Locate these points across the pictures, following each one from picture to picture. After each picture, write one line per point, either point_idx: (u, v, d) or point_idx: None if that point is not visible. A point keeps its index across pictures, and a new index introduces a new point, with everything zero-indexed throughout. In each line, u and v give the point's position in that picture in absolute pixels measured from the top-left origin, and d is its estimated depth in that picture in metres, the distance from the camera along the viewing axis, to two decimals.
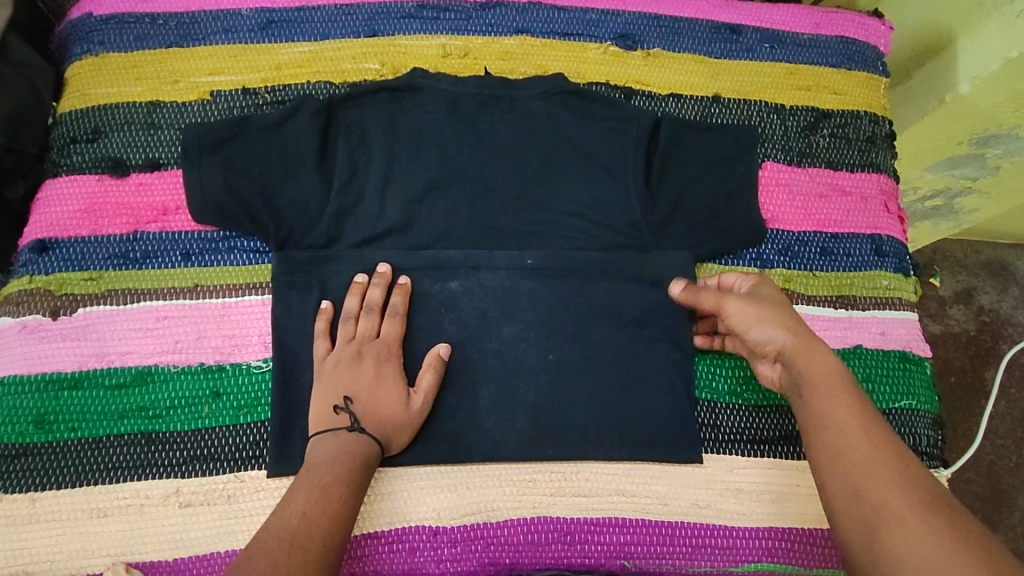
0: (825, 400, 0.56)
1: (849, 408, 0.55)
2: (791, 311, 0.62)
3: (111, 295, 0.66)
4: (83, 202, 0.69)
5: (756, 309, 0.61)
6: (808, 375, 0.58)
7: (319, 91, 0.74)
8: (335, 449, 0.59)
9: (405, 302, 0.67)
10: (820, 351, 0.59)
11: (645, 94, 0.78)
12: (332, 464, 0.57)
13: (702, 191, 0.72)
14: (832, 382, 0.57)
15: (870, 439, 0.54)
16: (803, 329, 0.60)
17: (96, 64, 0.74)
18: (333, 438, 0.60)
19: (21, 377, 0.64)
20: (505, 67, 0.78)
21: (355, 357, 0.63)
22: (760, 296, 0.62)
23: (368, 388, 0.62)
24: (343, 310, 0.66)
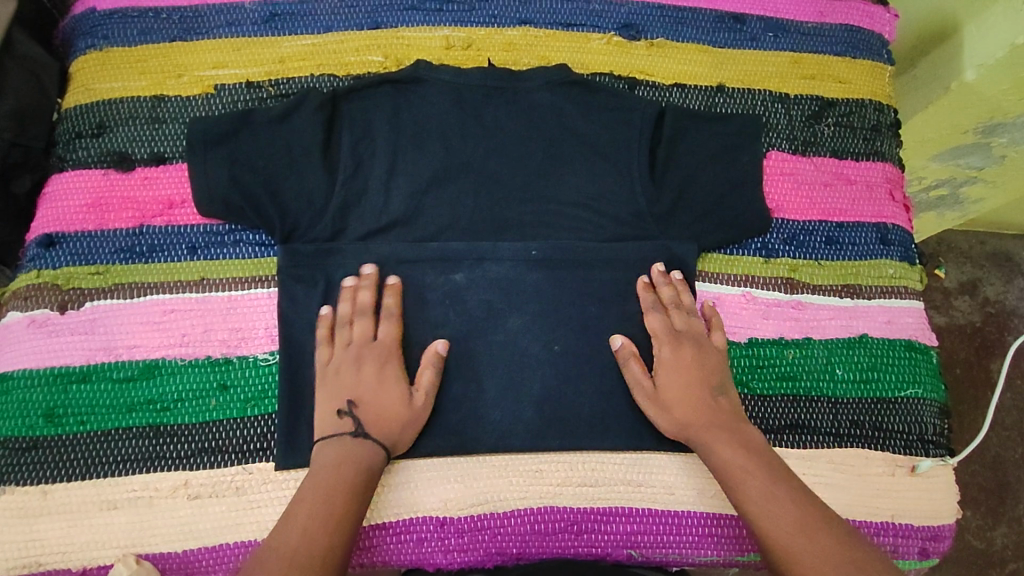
0: (745, 479, 0.60)
1: (769, 485, 0.59)
2: (706, 382, 0.65)
3: (117, 290, 0.67)
4: (88, 197, 0.69)
5: (670, 394, 0.65)
6: (721, 461, 0.61)
7: (322, 84, 0.74)
8: (336, 459, 0.59)
9: (397, 302, 0.66)
10: (731, 426, 0.63)
11: (648, 84, 0.78)
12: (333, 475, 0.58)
13: (706, 181, 0.72)
14: (744, 463, 0.60)
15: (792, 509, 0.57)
16: (717, 405, 0.64)
17: (101, 59, 0.74)
18: (337, 444, 0.60)
19: (30, 370, 0.64)
20: (508, 58, 0.78)
21: (352, 362, 0.64)
22: (678, 372, 0.65)
23: (367, 392, 0.63)
24: (338, 316, 0.66)
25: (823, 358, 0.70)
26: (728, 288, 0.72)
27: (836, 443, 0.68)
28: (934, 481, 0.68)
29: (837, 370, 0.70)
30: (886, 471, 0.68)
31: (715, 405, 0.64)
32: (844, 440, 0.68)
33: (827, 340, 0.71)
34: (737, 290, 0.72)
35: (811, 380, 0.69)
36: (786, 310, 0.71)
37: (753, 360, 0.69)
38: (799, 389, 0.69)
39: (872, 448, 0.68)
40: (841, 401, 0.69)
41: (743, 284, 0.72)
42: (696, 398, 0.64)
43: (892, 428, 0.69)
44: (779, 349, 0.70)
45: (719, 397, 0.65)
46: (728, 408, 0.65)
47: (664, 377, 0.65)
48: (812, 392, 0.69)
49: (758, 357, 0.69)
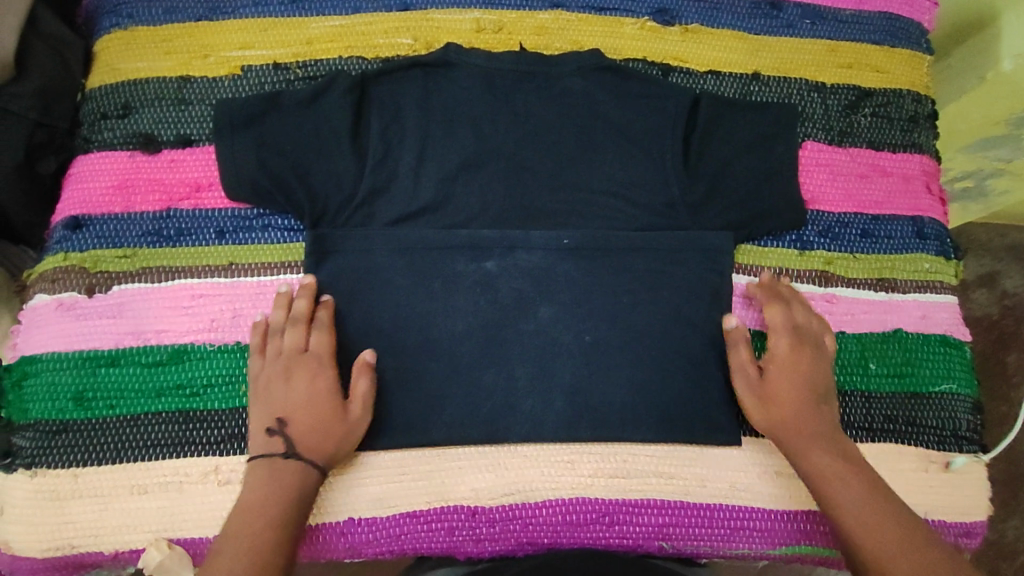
0: (832, 484, 0.60)
1: (851, 488, 0.59)
2: (813, 383, 0.64)
3: (145, 273, 0.66)
4: (115, 179, 0.68)
5: (775, 395, 0.64)
6: (812, 470, 0.61)
7: (351, 67, 0.73)
8: (272, 482, 0.59)
9: (329, 316, 0.64)
10: (827, 434, 0.63)
11: (682, 70, 0.76)
12: (274, 504, 0.58)
13: (741, 171, 0.71)
14: (829, 472, 0.61)
15: (872, 508, 0.58)
16: (820, 408, 0.63)
17: (126, 38, 0.72)
18: (269, 466, 0.59)
19: (58, 353, 0.63)
20: (539, 42, 0.76)
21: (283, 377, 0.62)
22: (788, 371, 0.64)
23: (296, 407, 0.61)
24: (272, 324, 0.64)
25: (857, 352, 0.69)
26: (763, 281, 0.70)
27: (869, 438, 0.68)
28: (966, 477, 0.68)
29: (871, 365, 0.69)
30: (918, 466, 0.67)
31: (820, 409, 0.63)
32: (877, 435, 0.68)
33: (861, 334, 0.70)
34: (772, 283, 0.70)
35: (844, 375, 0.69)
36: (820, 304, 0.70)
37: None
38: (832, 383, 0.68)
39: (905, 444, 0.68)
40: (874, 397, 0.68)
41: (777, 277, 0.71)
42: (807, 397, 0.63)
43: (925, 424, 0.68)
44: None
45: (821, 402, 0.64)
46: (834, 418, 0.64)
47: (773, 373, 0.64)
48: (845, 386, 0.68)
49: None
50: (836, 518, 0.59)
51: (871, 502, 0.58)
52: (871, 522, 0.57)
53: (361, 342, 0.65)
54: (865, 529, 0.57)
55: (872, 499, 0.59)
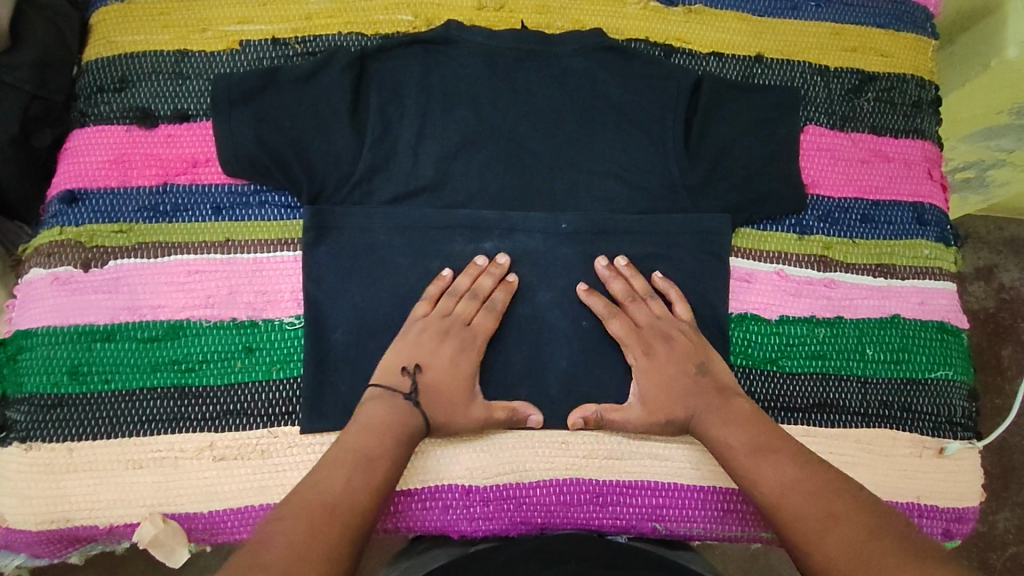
0: (741, 453, 0.58)
1: (757, 455, 0.57)
2: (683, 366, 0.63)
3: (141, 248, 0.65)
4: (111, 153, 0.68)
5: (651, 402, 0.63)
6: (717, 442, 0.60)
7: (351, 43, 0.72)
8: (389, 420, 0.58)
9: (506, 300, 0.66)
10: (716, 406, 0.62)
11: (684, 52, 0.76)
12: (368, 433, 0.57)
13: (742, 155, 0.71)
14: (737, 441, 0.59)
15: (798, 473, 0.55)
16: (701, 385, 0.63)
17: (122, 11, 0.71)
18: (394, 406, 0.59)
19: (54, 328, 0.63)
20: (541, 21, 0.75)
21: (446, 339, 0.63)
22: (651, 374, 0.64)
23: (457, 371, 0.62)
24: (453, 286, 0.65)
25: (854, 337, 0.69)
26: (761, 265, 0.70)
27: (864, 423, 0.68)
28: (960, 463, 0.68)
29: (867, 350, 0.69)
30: (912, 452, 0.67)
31: (693, 387, 0.63)
32: (871, 420, 0.68)
33: (859, 319, 0.70)
34: (770, 268, 0.70)
35: (840, 359, 0.69)
36: (818, 289, 0.70)
37: (783, 340, 0.68)
38: (829, 367, 0.68)
39: (899, 429, 0.68)
40: (870, 382, 0.68)
41: (776, 261, 0.70)
42: (673, 390, 0.63)
43: (920, 409, 0.69)
44: (810, 328, 0.69)
45: (703, 377, 0.63)
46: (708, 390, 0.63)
47: (640, 384, 0.64)
48: (842, 371, 0.68)
49: (788, 336, 0.69)
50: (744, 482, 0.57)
51: (801, 469, 0.56)
52: (787, 484, 0.55)
53: (358, 322, 0.65)
54: (768, 492, 0.55)
55: (797, 465, 0.56)
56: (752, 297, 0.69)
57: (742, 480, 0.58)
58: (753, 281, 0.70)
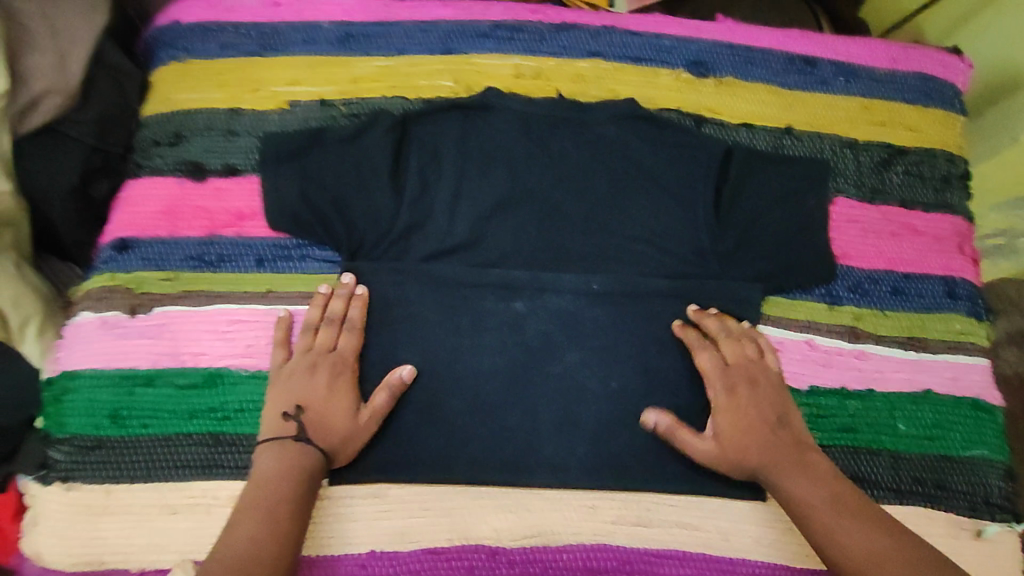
0: (825, 518, 0.58)
1: (837, 523, 0.57)
2: (765, 413, 0.64)
3: (186, 296, 0.68)
4: (163, 204, 0.71)
5: (724, 436, 0.63)
6: (793, 496, 0.60)
7: (393, 106, 0.75)
8: (292, 462, 0.59)
9: (363, 313, 0.67)
10: (793, 458, 0.62)
11: (715, 122, 0.78)
12: (277, 480, 0.58)
13: (773, 224, 0.72)
14: (817, 508, 0.59)
15: (878, 542, 0.55)
16: (781, 433, 0.63)
17: (181, 71, 0.75)
18: (285, 451, 0.60)
19: (100, 370, 0.66)
20: (576, 88, 0.78)
21: (324, 372, 0.63)
22: (728, 413, 0.64)
23: (336, 398, 0.63)
24: (305, 322, 0.66)
25: (885, 411, 0.68)
26: (790, 333, 0.71)
27: (898, 500, 0.66)
28: (998, 547, 0.66)
29: (899, 424, 0.68)
30: (949, 533, 0.66)
31: (771, 436, 0.63)
32: (906, 497, 0.66)
33: (890, 393, 0.69)
34: (800, 336, 0.71)
35: (872, 433, 0.68)
36: (849, 359, 0.70)
37: (812, 410, 0.68)
38: (859, 441, 0.68)
39: (934, 508, 0.66)
40: (903, 458, 0.67)
41: (806, 330, 0.71)
42: (751, 431, 0.63)
43: (955, 489, 0.67)
44: (840, 400, 0.69)
45: (784, 428, 0.63)
46: (786, 440, 0.63)
47: (717, 419, 0.64)
48: (873, 445, 0.67)
49: (818, 406, 0.68)
50: (821, 544, 0.57)
51: (889, 537, 0.56)
52: (874, 555, 0.54)
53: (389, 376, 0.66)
54: (854, 556, 0.55)
55: (880, 534, 0.56)
56: (781, 365, 0.69)
57: (826, 545, 0.57)
58: (782, 349, 0.70)
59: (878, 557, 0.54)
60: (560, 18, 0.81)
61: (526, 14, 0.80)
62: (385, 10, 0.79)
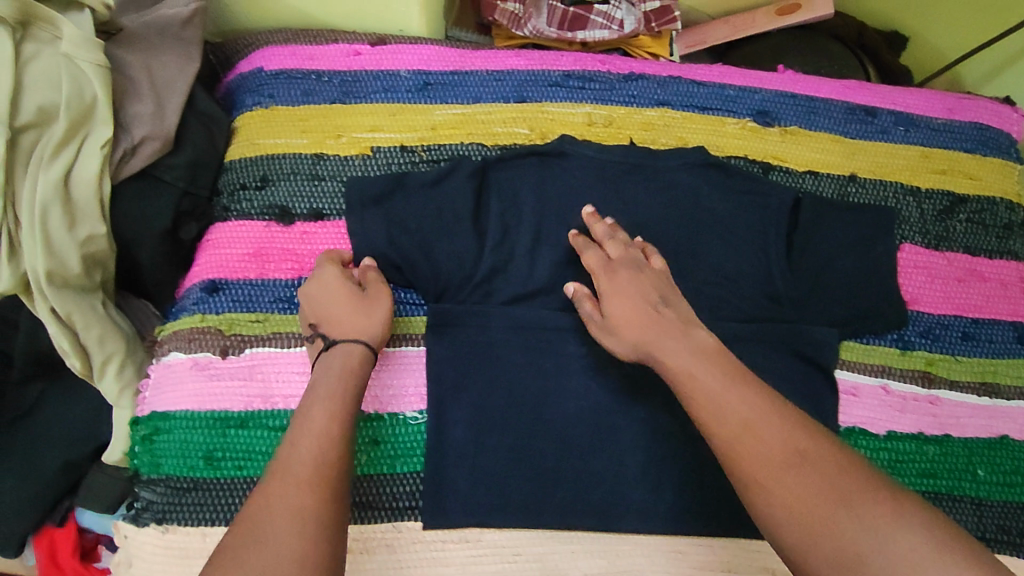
0: (721, 399, 0.57)
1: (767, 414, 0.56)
2: (647, 294, 0.65)
3: (276, 337, 0.70)
4: (251, 246, 0.73)
5: (619, 321, 0.65)
6: (683, 376, 0.59)
7: (472, 153, 0.78)
8: (346, 373, 0.62)
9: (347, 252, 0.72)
10: (678, 332, 0.62)
11: (782, 169, 0.80)
12: (340, 389, 0.61)
13: (842, 269, 0.75)
14: (729, 395, 0.57)
15: (814, 441, 0.55)
16: (662, 315, 0.63)
17: (266, 116, 0.77)
18: (334, 353, 0.64)
19: (192, 412, 0.67)
20: (647, 136, 0.81)
21: (318, 287, 0.67)
22: (615, 296, 0.66)
23: (327, 295, 0.67)
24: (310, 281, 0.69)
25: (963, 457, 0.70)
26: (865, 377, 0.72)
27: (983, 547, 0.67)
28: None
29: (979, 471, 0.69)
30: None
31: (696, 334, 0.62)
32: (990, 545, 0.67)
33: (967, 439, 0.70)
34: (875, 381, 0.72)
35: (952, 479, 0.69)
36: (923, 405, 0.71)
37: (891, 456, 0.69)
38: (940, 487, 0.68)
39: (1019, 556, 0.67)
40: (984, 504, 0.68)
41: (880, 375, 0.72)
42: (641, 316, 0.64)
43: None
44: (919, 445, 0.70)
45: (664, 307, 0.64)
46: (681, 319, 0.64)
47: (610, 305, 0.66)
48: (954, 491, 0.68)
49: (897, 452, 0.69)
50: (708, 428, 0.57)
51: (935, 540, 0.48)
52: (786, 445, 0.54)
53: (476, 418, 0.68)
54: (737, 436, 0.55)
55: (800, 429, 0.55)
56: (859, 410, 0.71)
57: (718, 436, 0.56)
58: (858, 394, 0.71)
59: (767, 447, 0.54)
60: (629, 67, 0.83)
61: (596, 64, 0.83)
62: (460, 60, 0.81)
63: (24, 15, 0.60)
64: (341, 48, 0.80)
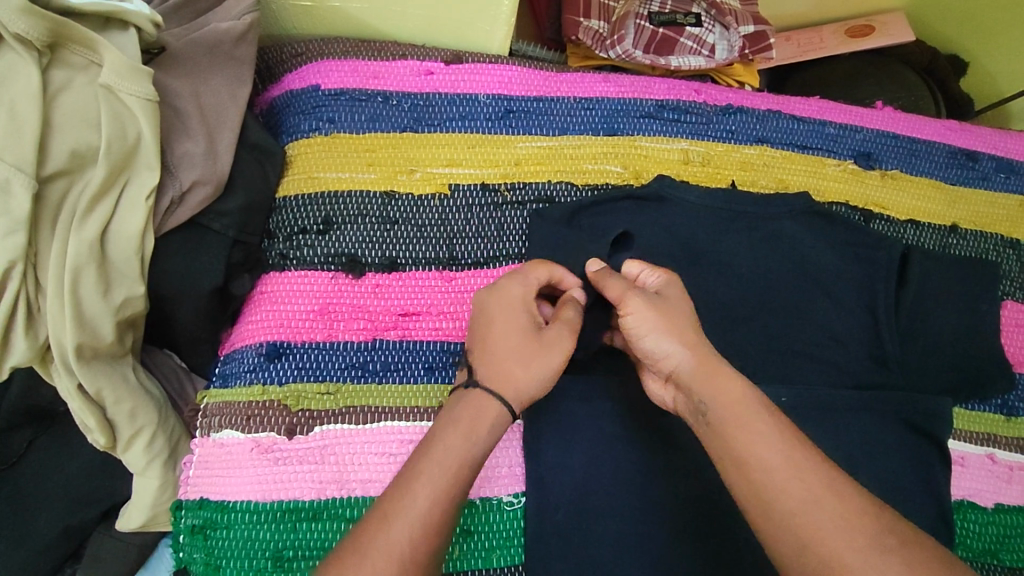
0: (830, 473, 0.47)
1: (868, 513, 0.44)
2: (679, 321, 0.55)
3: (349, 413, 0.60)
4: (315, 302, 0.63)
5: (677, 344, 0.53)
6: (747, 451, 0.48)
7: (561, 193, 0.69)
8: (476, 415, 0.51)
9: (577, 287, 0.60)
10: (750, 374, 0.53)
11: (884, 218, 0.75)
12: (465, 437, 0.50)
13: (950, 330, 0.71)
14: (807, 488, 0.45)
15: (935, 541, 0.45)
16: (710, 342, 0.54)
17: (326, 144, 0.67)
18: (467, 404, 0.52)
19: (254, 503, 0.57)
20: (746, 177, 0.74)
21: (484, 314, 0.56)
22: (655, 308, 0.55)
23: (490, 325, 0.55)
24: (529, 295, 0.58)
25: None
26: (972, 446, 0.69)
27: None
28: None
29: None
30: None
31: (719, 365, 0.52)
32: None
33: None
34: (981, 449, 0.69)
35: None
36: None
37: (1000, 530, 0.66)
38: None
39: None
40: None
41: (987, 444, 0.69)
42: (692, 336, 0.54)
43: None
44: None
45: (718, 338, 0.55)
46: (702, 349, 0.53)
47: (655, 324, 0.54)
48: None
49: (1007, 526, 0.66)
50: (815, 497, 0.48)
51: None
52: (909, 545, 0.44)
53: (578, 502, 0.60)
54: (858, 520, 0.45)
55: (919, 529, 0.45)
56: (967, 481, 0.67)
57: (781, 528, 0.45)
58: (965, 463, 0.68)
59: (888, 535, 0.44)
60: (725, 98, 0.76)
61: (690, 93, 0.76)
62: (545, 84, 0.73)
63: (53, 37, 0.49)
64: (411, 65, 0.71)
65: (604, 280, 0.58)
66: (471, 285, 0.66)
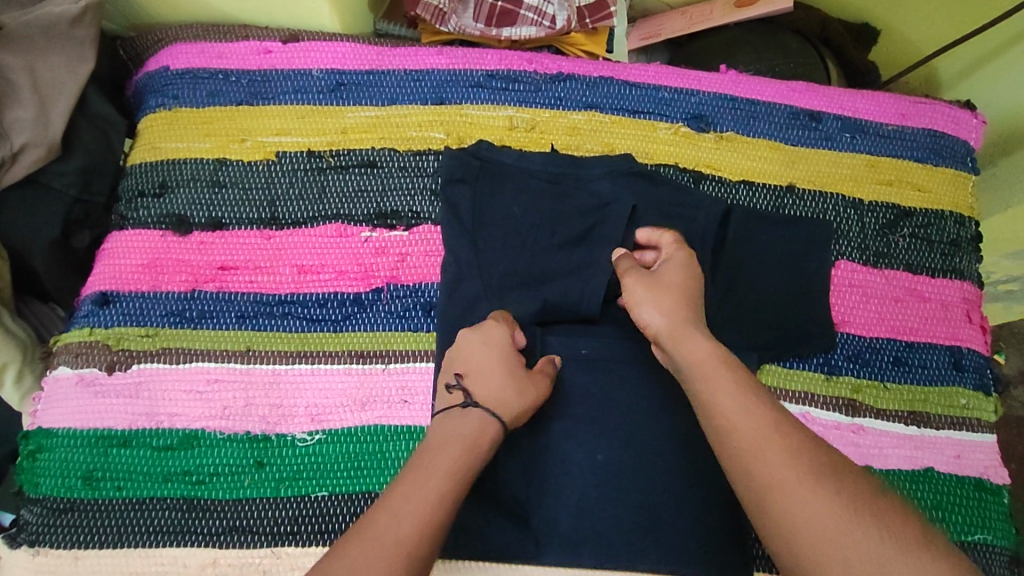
0: None
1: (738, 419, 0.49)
2: (675, 293, 0.58)
3: (164, 353, 0.67)
4: (146, 257, 0.70)
5: (662, 310, 0.57)
6: (708, 399, 0.51)
7: (383, 158, 0.74)
8: (475, 428, 0.55)
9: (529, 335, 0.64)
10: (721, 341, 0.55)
11: (714, 179, 0.75)
12: (468, 445, 0.54)
13: (769, 289, 0.71)
14: (757, 423, 0.48)
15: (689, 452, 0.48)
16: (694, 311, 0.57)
17: (169, 118, 0.74)
18: (465, 418, 0.56)
19: (74, 430, 0.65)
20: (570, 142, 0.76)
21: (487, 345, 0.61)
22: (653, 282, 0.59)
23: (487, 356, 0.60)
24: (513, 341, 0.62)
25: None
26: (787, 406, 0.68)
27: None
28: None
29: None
30: None
31: (697, 334, 0.55)
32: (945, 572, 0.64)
33: (889, 470, 0.67)
34: (797, 408, 0.68)
35: None
36: (845, 435, 0.68)
37: None
38: None
39: None
40: None
41: (804, 402, 0.68)
42: (682, 306, 0.57)
43: None
44: None
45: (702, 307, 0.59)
46: (695, 317, 0.56)
47: (646, 295, 0.58)
48: None
49: None
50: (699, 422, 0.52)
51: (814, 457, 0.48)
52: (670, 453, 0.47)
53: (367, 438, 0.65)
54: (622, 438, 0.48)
55: None
56: None
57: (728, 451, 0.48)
58: None
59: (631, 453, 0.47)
60: (557, 67, 0.79)
61: (523, 62, 0.78)
62: (378, 58, 0.78)
63: None
64: (252, 45, 0.77)
65: (621, 261, 0.63)
66: (287, 243, 0.71)
